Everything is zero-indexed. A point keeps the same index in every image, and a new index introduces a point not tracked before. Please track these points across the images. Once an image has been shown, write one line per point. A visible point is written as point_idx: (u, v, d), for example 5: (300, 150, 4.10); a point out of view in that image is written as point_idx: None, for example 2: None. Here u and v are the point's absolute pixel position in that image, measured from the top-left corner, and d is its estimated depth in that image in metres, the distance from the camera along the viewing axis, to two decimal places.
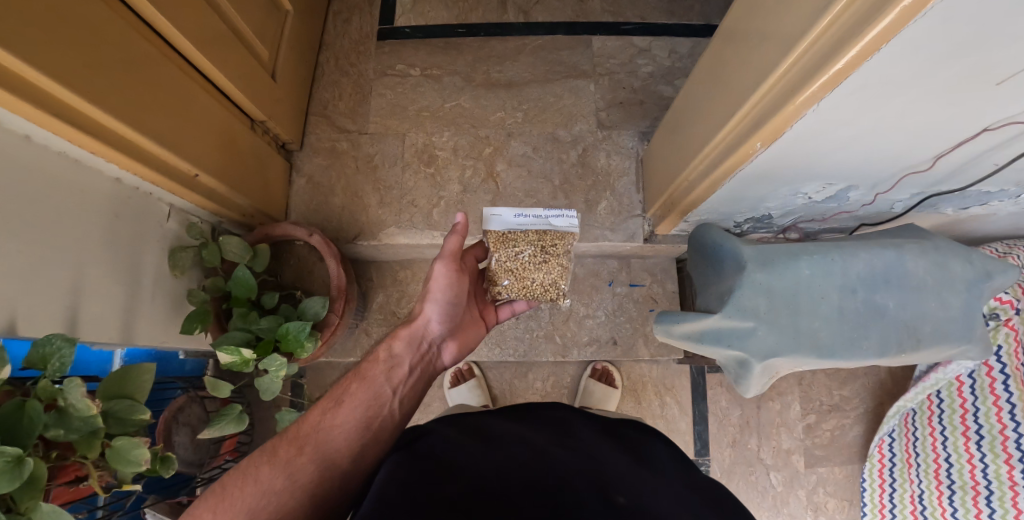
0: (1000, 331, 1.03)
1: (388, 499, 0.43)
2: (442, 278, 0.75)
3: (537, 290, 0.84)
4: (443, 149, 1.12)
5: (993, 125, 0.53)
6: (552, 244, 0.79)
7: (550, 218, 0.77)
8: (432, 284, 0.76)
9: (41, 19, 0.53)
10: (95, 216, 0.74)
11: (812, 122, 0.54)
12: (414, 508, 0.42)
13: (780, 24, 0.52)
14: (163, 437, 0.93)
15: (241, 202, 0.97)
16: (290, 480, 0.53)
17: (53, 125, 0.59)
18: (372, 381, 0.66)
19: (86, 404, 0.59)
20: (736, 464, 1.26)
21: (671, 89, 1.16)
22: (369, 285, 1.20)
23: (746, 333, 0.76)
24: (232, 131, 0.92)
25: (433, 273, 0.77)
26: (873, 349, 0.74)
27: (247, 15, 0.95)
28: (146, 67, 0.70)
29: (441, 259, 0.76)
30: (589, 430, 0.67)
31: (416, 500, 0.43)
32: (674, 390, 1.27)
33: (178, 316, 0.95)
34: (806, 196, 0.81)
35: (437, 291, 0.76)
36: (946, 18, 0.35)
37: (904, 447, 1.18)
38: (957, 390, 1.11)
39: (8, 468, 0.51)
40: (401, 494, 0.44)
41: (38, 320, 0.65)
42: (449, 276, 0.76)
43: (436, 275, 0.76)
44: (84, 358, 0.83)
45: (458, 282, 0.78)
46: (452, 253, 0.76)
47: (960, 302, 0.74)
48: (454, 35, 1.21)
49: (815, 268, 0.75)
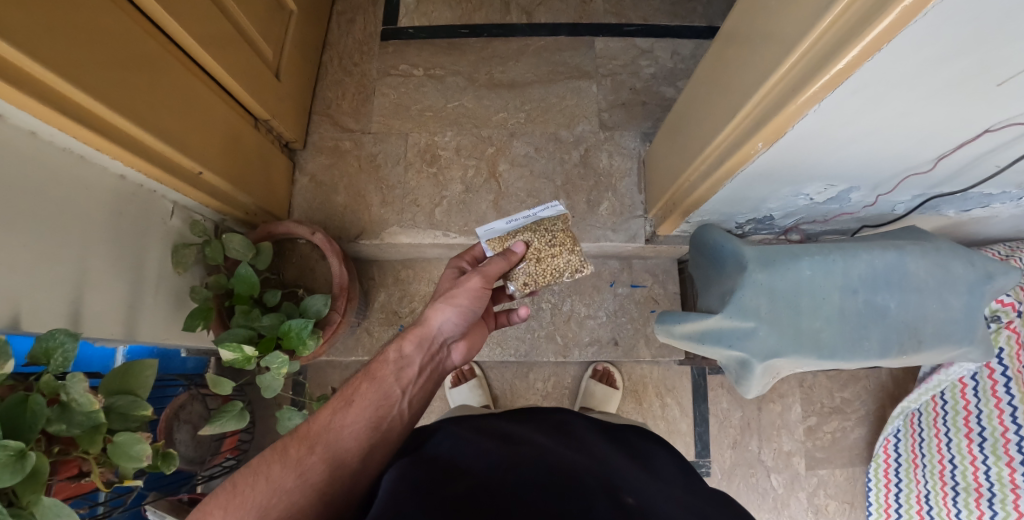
0: (1001, 333, 1.03)
1: (400, 495, 0.44)
2: (474, 292, 0.73)
3: (561, 267, 0.76)
4: (446, 149, 1.13)
5: (994, 127, 0.53)
6: (551, 226, 0.75)
7: (536, 213, 0.78)
8: (460, 293, 0.73)
9: (49, 16, 0.54)
10: (98, 213, 0.75)
11: (812, 123, 0.55)
12: (426, 503, 0.43)
13: (782, 24, 0.52)
14: (164, 434, 0.93)
15: (245, 200, 0.97)
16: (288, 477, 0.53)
17: (59, 122, 0.60)
18: (381, 381, 0.65)
19: (87, 399, 0.59)
20: (736, 465, 1.25)
21: (673, 91, 1.16)
22: (370, 284, 1.20)
23: (747, 333, 0.76)
24: (236, 129, 0.93)
25: (465, 283, 0.73)
26: (874, 350, 0.74)
27: (251, 15, 0.96)
28: (151, 64, 0.71)
29: (477, 273, 0.73)
30: (590, 432, 0.68)
31: (425, 497, 0.43)
32: (675, 391, 1.27)
33: (180, 314, 0.95)
34: (807, 196, 0.81)
35: (460, 298, 0.73)
36: (946, 17, 0.35)
37: (911, 447, 1.17)
38: (960, 392, 1.11)
39: (11, 461, 0.51)
40: (410, 491, 0.44)
41: (41, 315, 0.65)
42: (478, 290, 0.73)
43: (467, 287, 0.73)
44: (86, 355, 0.84)
45: (484, 297, 0.75)
46: (492, 277, 0.74)
47: (961, 303, 0.74)
48: (458, 36, 1.22)
49: (816, 269, 0.75)
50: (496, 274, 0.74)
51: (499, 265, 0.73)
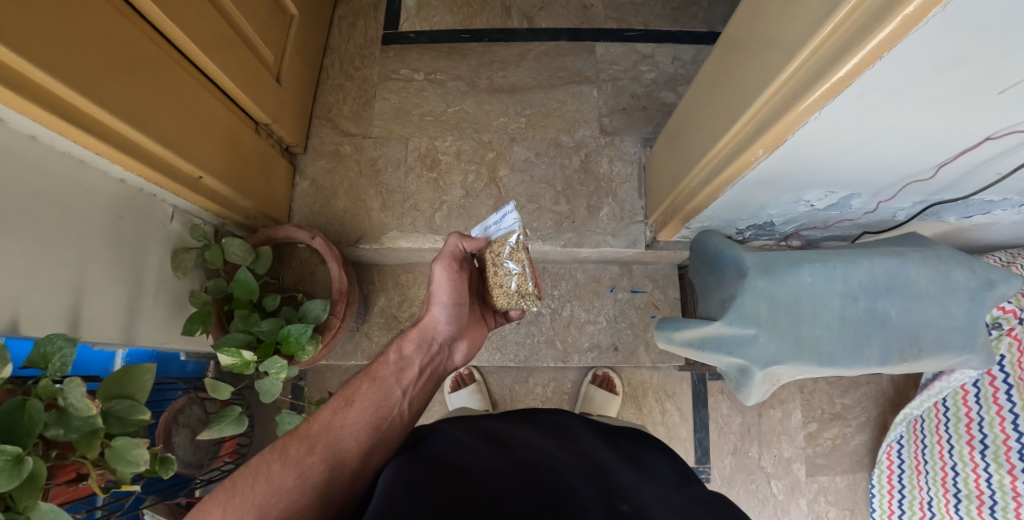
0: (1003, 341, 1.03)
1: (395, 495, 0.43)
2: (444, 281, 0.73)
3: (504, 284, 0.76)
4: (446, 153, 1.13)
5: (995, 134, 0.53)
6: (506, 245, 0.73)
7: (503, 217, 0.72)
8: (436, 289, 0.74)
9: (49, 21, 0.54)
10: (98, 217, 0.75)
11: (813, 130, 0.55)
12: (422, 503, 0.42)
13: (782, 32, 0.53)
14: (163, 437, 0.93)
15: (245, 204, 0.97)
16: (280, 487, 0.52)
17: (60, 126, 0.60)
18: (382, 382, 0.66)
19: (85, 403, 0.59)
20: (736, 472, 1.25)
21: (674, 96, 1.16)
22: (370, 288, 1.20)
23: (747, 341, 0.76)
24: (237, 134, 0.93)
25: (435, 275, 0.74)
26: (875, 357, 0.73)
27: (252, 19, 0.96)
28: (151, 68, 0.71)
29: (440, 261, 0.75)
30: (589, 435, 0.68)
31: (421, 497, 0.43)
32: (675, 397, 1.26)
33: (180, 317, 0.95)
34: (808, 203, 0.80)
35: (439, 294, 0.74)
36: (946, 26, 0.35)
37: (914, 453, 1.16)
38: (962, 399, 1.10)
39: (8, 467, 0.51)
40: (407, 491, 0.44)
41: (40, 319, 0.65)
42: (449, 277, 0.73)
43: (438, 279, 0.74)
44: (85, 358, 0.84)
45: (461, 286, 0.74)
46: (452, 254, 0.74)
47: (962, 310, 0.74)
48: (459, 40, 1.22)
49: (817, 276, 0.75)
50: (453, 251, 0.74)
51: (454, 242, 0.74)
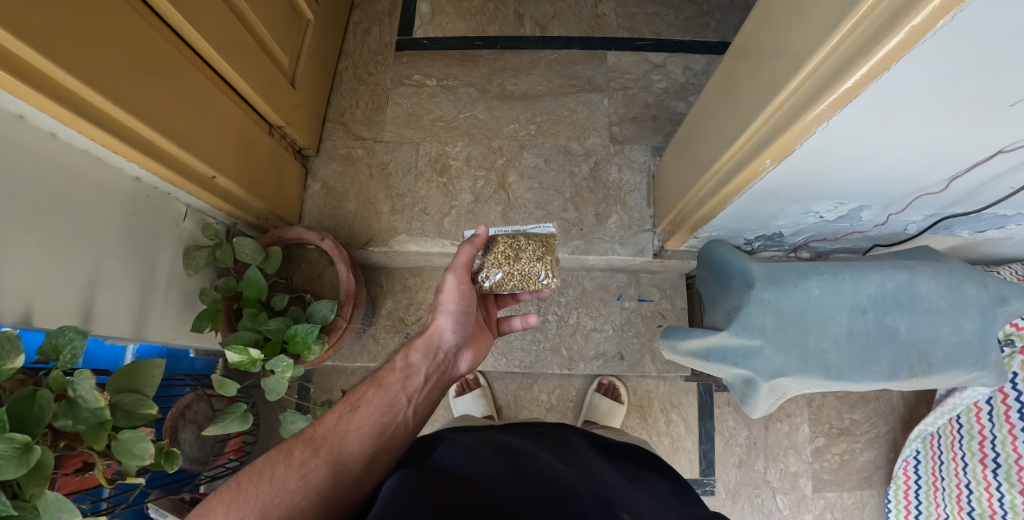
0: (1015, 359, 0.99)
1: (399, 505, 0.42)
2: (453, 288, 0.74)
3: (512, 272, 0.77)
4: (457, 159, 1.14)
5: (1006, 148, 0.52)
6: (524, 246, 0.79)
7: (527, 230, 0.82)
8: (444, 295, 0.75)
9: (72, 24, 0.56)
10: (113, 212, 0.77)
11: (820, 141, 0.54)
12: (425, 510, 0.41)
13: (789, 42, 0.53)
14: (169, 433, 0.95)
15: (256, 204, 0.99)
16: (269, 485, 0.53)
17: (78, 124, 0.62)
18: (388, 388, 0.65)
19: (93, 396, 0.60)
20: (741, 485, 1.22)
21: (685, 105, 1.16)
22: (378, 290, 1.21)
23: (752, 352, 0.75)
24: (251, 136, 0.95)
25: (444, 283, 0.75)
26: (883, 372, 0.72)
27: (268, 23, 0.99)
28: (169, 72, 0.73)
29: (450, 271, 0.75)
30: (586, 449, 0.67)
31: (425, 505, 0.42)
32: (681, 408, 1.25)
33: (189, 313, 0.97)
34: (817, 214, 0.80)
35: (449, 300, 0.75)
36: (954, 38, 0.35)
37: (931, 469, 1.13)
38: (975, 416, 1.07)
39: (15, 454, 0.52)
40: (411, 500, 0.43)
41: (53, 307, 0.67)
42: (459, 283, 0.74)
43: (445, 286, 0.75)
44: (96, 352, 0.86)
45: (471, 292, 0.76)
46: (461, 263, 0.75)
47: (974, 326, 0.72)
48: (472, 47, 1.24)
49: (824, 288, 0.74)
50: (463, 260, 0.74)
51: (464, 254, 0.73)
